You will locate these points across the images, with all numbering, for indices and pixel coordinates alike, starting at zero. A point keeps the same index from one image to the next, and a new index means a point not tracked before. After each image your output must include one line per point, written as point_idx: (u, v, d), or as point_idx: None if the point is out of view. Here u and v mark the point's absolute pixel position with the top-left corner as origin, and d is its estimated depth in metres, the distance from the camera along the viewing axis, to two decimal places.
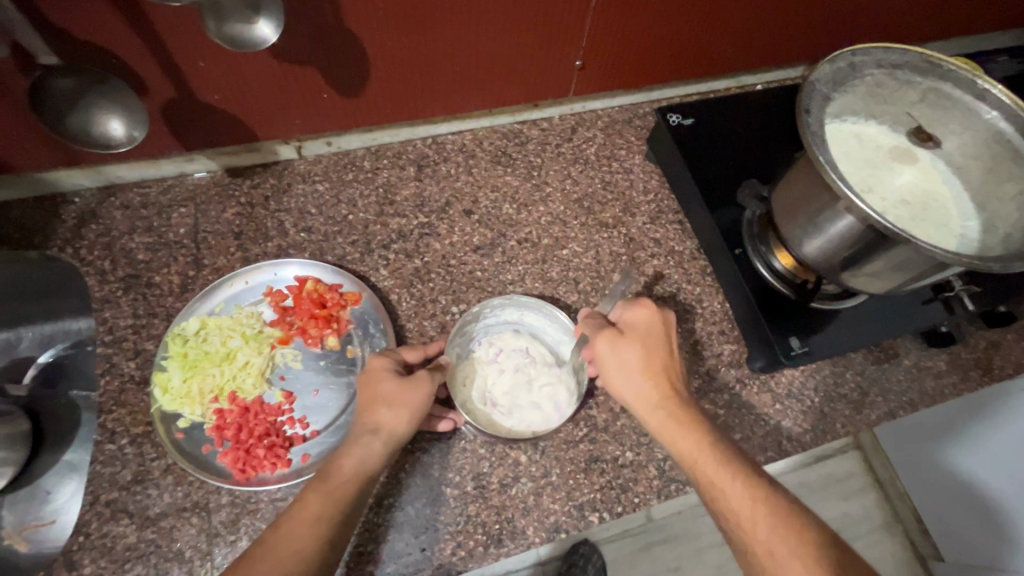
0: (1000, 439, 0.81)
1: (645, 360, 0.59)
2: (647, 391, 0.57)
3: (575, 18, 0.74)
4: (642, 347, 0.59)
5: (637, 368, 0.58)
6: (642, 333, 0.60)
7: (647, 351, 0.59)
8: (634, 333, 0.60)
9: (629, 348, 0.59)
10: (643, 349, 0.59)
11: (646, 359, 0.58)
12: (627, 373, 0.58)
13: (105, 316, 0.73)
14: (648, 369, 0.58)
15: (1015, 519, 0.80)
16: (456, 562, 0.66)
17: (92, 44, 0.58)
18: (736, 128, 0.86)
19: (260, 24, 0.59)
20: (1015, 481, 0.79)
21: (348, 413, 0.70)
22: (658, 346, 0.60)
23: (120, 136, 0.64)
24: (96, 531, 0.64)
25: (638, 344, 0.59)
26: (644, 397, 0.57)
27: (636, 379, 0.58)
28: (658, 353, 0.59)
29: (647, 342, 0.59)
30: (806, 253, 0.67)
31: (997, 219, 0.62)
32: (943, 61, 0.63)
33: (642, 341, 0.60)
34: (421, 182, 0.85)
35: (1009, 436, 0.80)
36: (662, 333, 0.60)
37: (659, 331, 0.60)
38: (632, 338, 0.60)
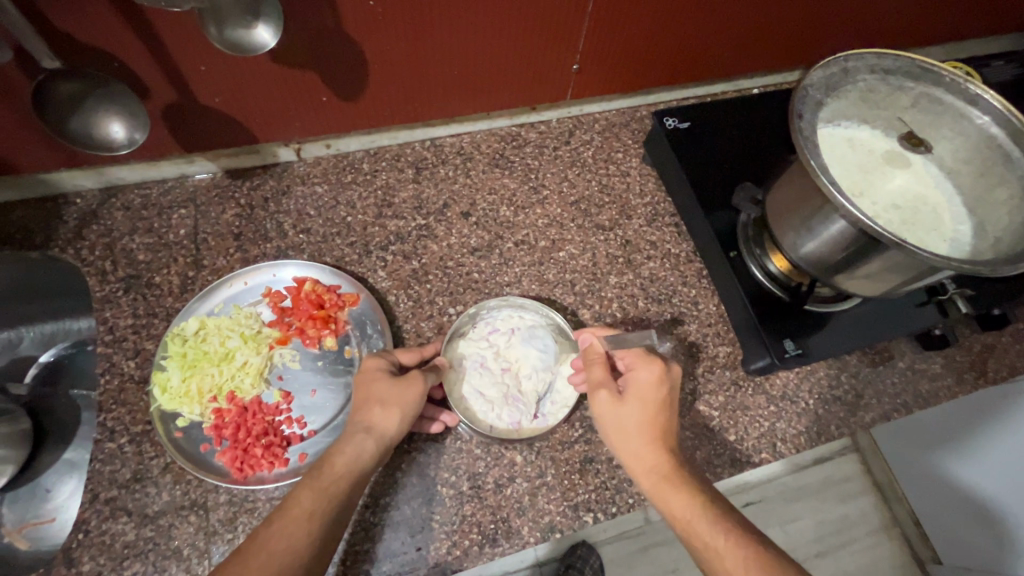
0: (998, 447, 0.81)
1: (645, 421, 0.58)
2: (644, 451, 0.56)
3: (572, 23, 0.74)
4: (643, 406, 0.58)
5: (635, 430, 0.57)
6: (646, 388, 0.59)
7: (648, 410, 0.58)
8: (637, 390, 0.59)
9: (630, 408, 0.59)
10: (643, 409, 0.58)
11: (645, 420, 0.58)
12: (625, 433, 0.58)
13: (105, 316, 0.74)
14: (649, 426, 0.57)
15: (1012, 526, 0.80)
16: (451, 561, 0.66)
17: (95, 48, 0.59)
18: (731, 132, 0.86)
19: (260, 29, 0.59)
20: (1013, 489, 0.79)
21: (345, 412, 0.70)
22: (662, 403, 0.59)
23: (121, 138, 0.64)
24: (95, 529, 0.65)
25: (639, 404, 0.59)
26: (640, 459, 0.56)
27: (631, 436, 0.57)
28: (660, 411, 0.58)
29: (649, 401, 0.59)
30: (800, 256, 0.68)
31: (988, 224, 0.63)
32: (934, 67, 0.63)
33: (644, 399, 0.59)
34: (420, 184, 0.86)
35: (1007, 443, 0.80)
36: (667, 393, 0.59)
37: (662, 391, 0.59)
38: (632, 399, 0.59)
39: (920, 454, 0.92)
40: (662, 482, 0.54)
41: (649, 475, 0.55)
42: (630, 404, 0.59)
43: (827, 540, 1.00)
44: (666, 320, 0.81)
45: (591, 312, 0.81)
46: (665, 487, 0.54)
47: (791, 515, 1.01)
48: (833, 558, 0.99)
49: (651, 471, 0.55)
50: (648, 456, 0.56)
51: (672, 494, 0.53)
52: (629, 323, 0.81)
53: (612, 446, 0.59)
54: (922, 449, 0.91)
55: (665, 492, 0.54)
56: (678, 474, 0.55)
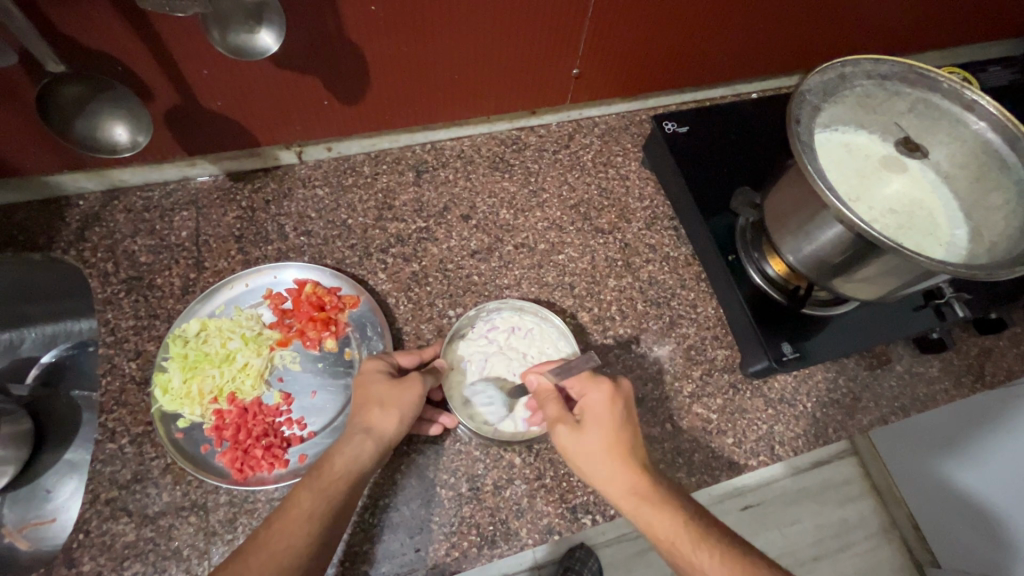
0: (999, 448, 0.82)
1: (609, 445, 0.57)
2: (614, 472, 0.55)
3: (571, 28, 0.75)
4: (602, 430, 0.57)
5: (602, 454, 0.56)
6: (600, 411, 0.59)
7: (607, 433, 0.57)
8: (593, 415, 0.58)
9: (590, 434, 0.57)
10: (604, 432, 0.57)
11: (609, 442, 0.57)
12: (591, 462, 0.56)
13: (107, 317, 0.74)
14: (614, 450, 0.56)
15: (1012, 526, 0.80)
16: (450, 563, 0.67)
17: (99, 51, 0.59)
18: (730, 136, 0.87)
19: (263, 34, 0.60)
20: (1013, 488, 0.80)
21: (345, 414, 0.71)
22: (620, 423, 0.58)
23: (125, 141, 0.64)
24: (96, 529, 0.65)
25: (598, 426, 0.58)
26: (614, 484, 0.55)
27: (598, 460, 0.56)
28: (621, 432, 0.58)
29: (606, 423, 0.58)
30: (798, 260, 0.68)
31: (985, 227, 0.63)
32: (931, 72, 0.65)
33: (601, 422, 0.58)
34: (420, 187, 0.86)
35: (1007, 444, 0.81)
36: (623, 410, 0.59)
37: (621, 411, 0.59)
38: (591, 424, 0.58)
39: (920, 455, 0.93)
40: (641, 504, 0.53)
41: (628, 492, 0.54)
42: (590, 430, 0.58)
43: (826, 544, 1.01)
44: (665, 323, 0.82)
45: (590, 314, 0.81)
46: (645, 505, 0.53)
47: (791, 517, 1.02)
48: (830, 561, 1.00)
49: (628, 493, 0.54)
50: (619, 478, 0.55)
51: (654, 514, 0.53)
52: (628, 326, 0.81)
53: (582, 475, 0.58)
54: (924, 452, 0.92)
55: (646, 514, 0.53)
56: (652, 493, 0.54)
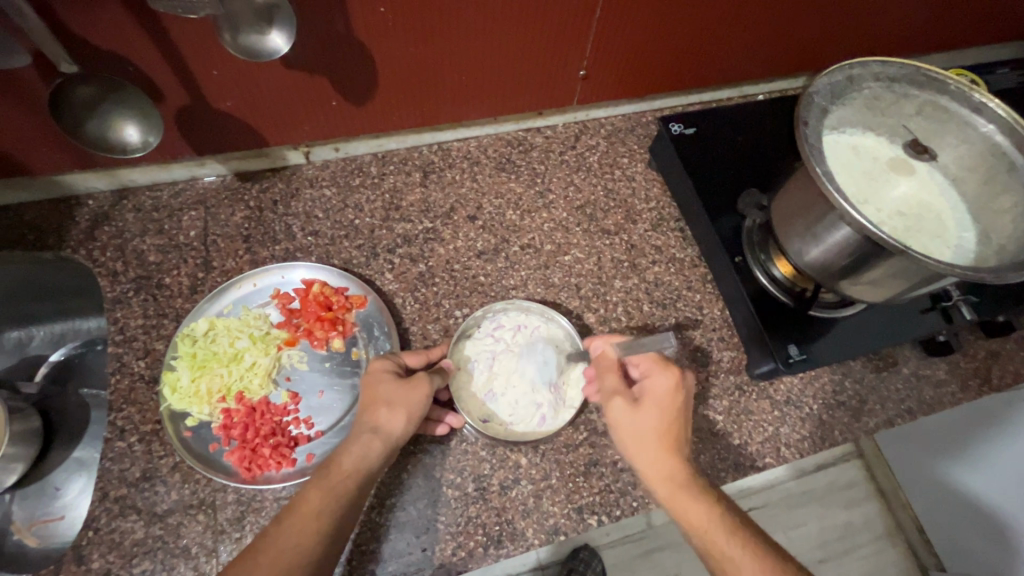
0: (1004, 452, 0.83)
1: (662, 431, 0.57)
2: (662, 454, 0.56)
3: (579, 30, 0.75)
4: (662, 414, 0.58)
5: (652, 437, 0.57)
6: (666, 394, 0.59)
7: (665, 419, 0.58)
8: (657, 396, 0.59)
9: (648, 414, 0.58)
10: (659, 419, 0.58)
11: (665, 427, 0.57)
12: (640, 441, 0.57)
13: (116, 316, 0.74)
14: (665, 438, 0.57)
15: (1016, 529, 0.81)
16: (456, 562, 0.67)
17: (111, 53, 0.60)
18: (737, 138, 0.87)
19: (273, 35, 0.60)
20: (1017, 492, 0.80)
21: (352, 413, 0.71)
22: (679, 413, 0.59)
23: (136, 141, 0.66)
24: (105, 526, 0.65)
25: (659, 409, 0.58)
26: (654, 466, 0.56)
27: (649, 437, 0.57)
28: (678, 421, 0.58)
29: (666, 409, 0.58)
30: (804, 262, 0.68)
31: (992, 230, 0.63)
32: (939, 74, 0.65)
33: (660, 408, 0.58)
34: (427, 188, 0.87)
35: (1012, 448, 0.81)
36: (682, 400, 0.59)
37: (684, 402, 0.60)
38: (648, 407, 0.59)
39: (924, 457, 0.93)
40: (679, 491, 0.54)
41: (671, 473, 0.55)
42: (649, 412, 0.58)
43: (831, 546, 1.01)
44: (671, 324, 0.82)
45: (597, 315, 0.81)
46: (685, 491, 0.54)
47: (795, 520, 1.01)
48: (836, 563, 1.00)
49: (668, 479, 0.55)
50: (666, 460, 0.56)
51: (691, 503, 0.54)
52: (634, 327, 0.81)
53: (624, 450, 0.59)
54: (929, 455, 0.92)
55: (681, 501, 0.54)
56: (691, 482, 0.55)
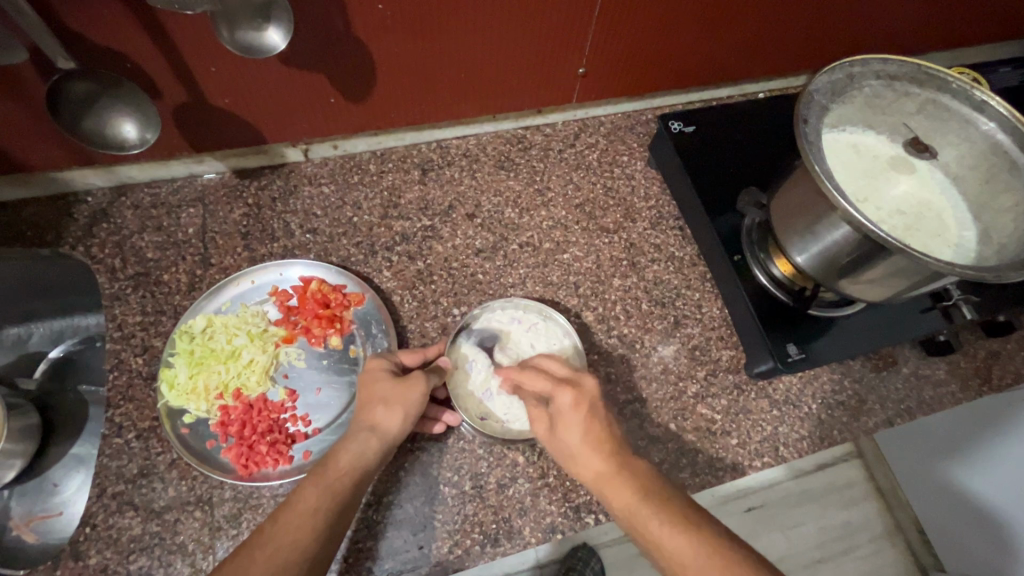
0: (1002, 453, 0.82)
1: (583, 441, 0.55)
2: (585, 461, 0.55)
3: (576, 26, 0.75)
4: (579, 418, 0.57)
5: (576, 450, 0.56)
6: (571, 405, 0.58)
7: (579, 431, 0.56)
8: (562, 410, 0.58)
9: (568, 423, 0.57)
10: (575, 432, 0.56)
11: (580, 441, 0.56)
12: (570, 460, 0.56)
13: (115, 313, 0.74)
14: (587, 447, 0.55)
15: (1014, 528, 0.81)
16: (453, 560, 0.67)
17: (107, 48, 0.60)
18: (737, 136, 0.86)
19: (271, 31, 0.60)
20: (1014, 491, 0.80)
21: (350, 411, 0.71)
22: (592, 420, 0.57)
23: (132, 138, 0.65)
24: (103, 523, 0.66)
25: (573, 415, 0.57)
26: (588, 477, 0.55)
27: (570, 453, 0.56)
28: (596, 428, 0.56)
29: (576, 422, 0.57)
30: (804, 261, 0.68)
31: (993, 229, 0.63)
32: (940, 73, 0.64)
33: (571, 422, 0.57)
34: (425, 185, 0.87)
35: (1010, 449, 0.81)
36: (589, 407, 0.57)
37: (595, 399, 0.59)
38: (562, 426, 0.57)
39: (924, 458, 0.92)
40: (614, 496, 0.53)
41: (594, 476, 0.54)
42: (563, 431, 0.57)
43: (828, 546, 1.01)
44: (670, 323, 0.82)
45: (595, 314, 0.81)
46: (606, 485, 0.53)
47: (793, 520, 1.01)
48: (834, 564, 1.00)
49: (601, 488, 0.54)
50: (589, 464, 0.55)
51: (627, 504, 0.52)
52: (632, 325, 0.81)
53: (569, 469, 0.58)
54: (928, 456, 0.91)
55: (619, 506, 0.52)
56: (624, 483, 0.53)
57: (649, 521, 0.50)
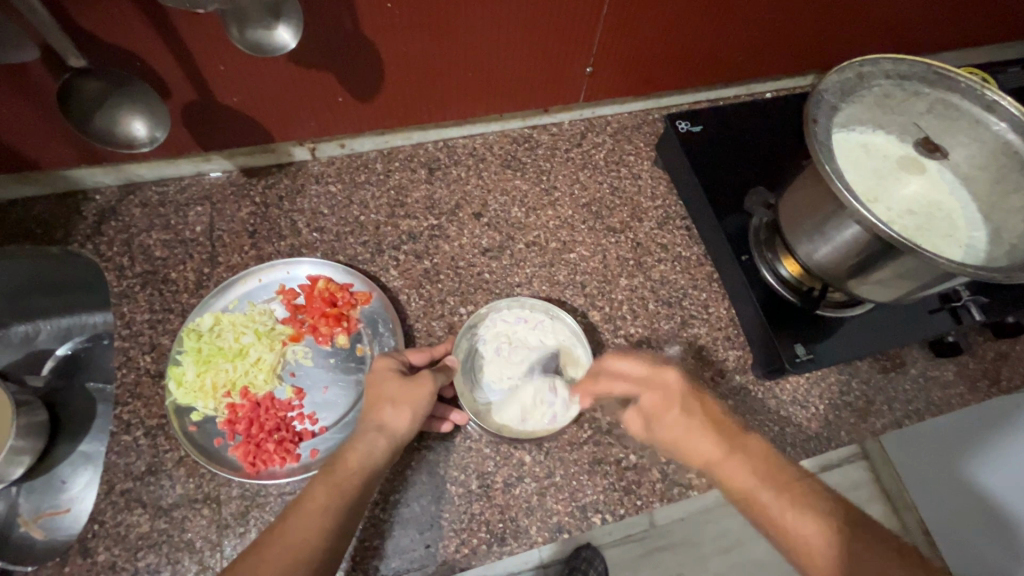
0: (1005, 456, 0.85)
1: (689, 429, 0.59)
2: (690, 453, 0.59)
3: (586, 25, 0.75)
4: (673, 411, 0.60)
5: (686, 437, 0.58)
6: (661, 404, 0.61)
7: (685, 421, 0.59)
8: (657, 412, 0.61)
9: (667, 417, 0.60)
10: (678, 423, 0.59)
11: (688, 435, 0.58)
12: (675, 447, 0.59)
13: (123, 310, 0.75)
14: (693, 436, 0.58)
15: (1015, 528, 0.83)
16: (460, 559, 0.67)
17: (119, 48, 0.60)
18: (744, 135, 0.86)
19: (281, 30, 0.60)
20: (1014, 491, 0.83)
21: (356, 409, 0.71)
22: (692, 409, 0.60)
23: (143, 136, 0.64)
24: (111, 520, 0.66)
25: (672, 410, 0.60)
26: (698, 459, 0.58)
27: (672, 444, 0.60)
28: (698, 417, 0.60)
29: (676, 413, 0.60)
30: (813, 261, 0.67)
31: (1003, 229, 0.63)
32: (951, 72, 0.64)
33: (664, 417, 0.61)
34: (432, 184, 0.87)
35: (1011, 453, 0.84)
36: (680, 399, 0.61)
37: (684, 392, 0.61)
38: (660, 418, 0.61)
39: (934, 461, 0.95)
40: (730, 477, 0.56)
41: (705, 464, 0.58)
42: (666, 424, 0.60)
43: None
44: (677, 323, 0.81)
45: (601, 314, 0.81)
46: (722, 470, 0.57)
47: None
48: None
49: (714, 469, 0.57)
50: (700, 455, 0.58)
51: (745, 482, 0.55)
52: (639, 325, 0.81)
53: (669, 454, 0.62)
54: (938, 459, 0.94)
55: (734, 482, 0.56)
56: (738, 466, 0.56)
57: (774, 507, 0.53)
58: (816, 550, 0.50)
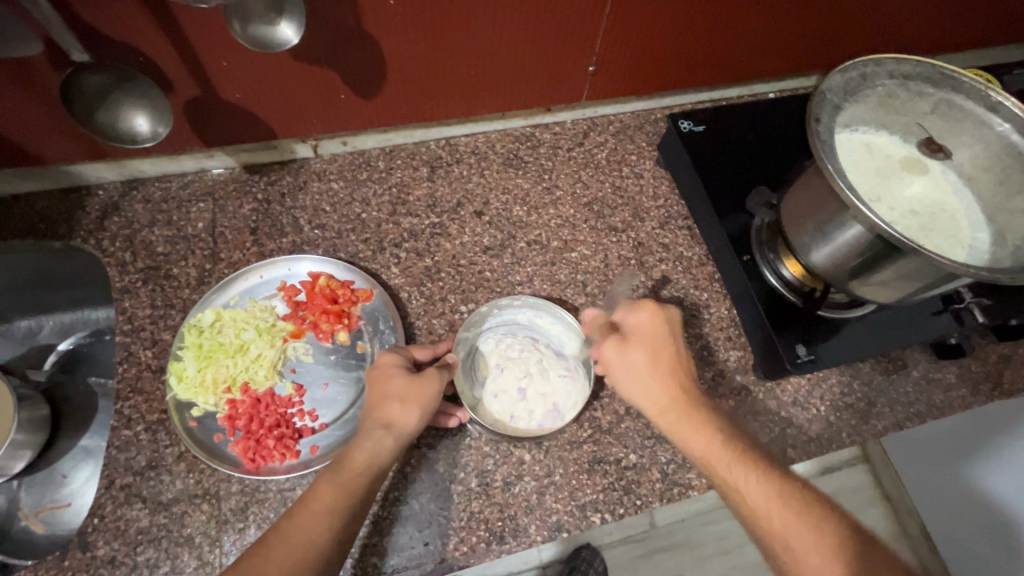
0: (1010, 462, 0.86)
1: (657, 358, 0.63)
2: (656, 413, 0.62)
3: (589, 24, 0.75)
4: (648, 347, 0.63)
5: (649, 363, 0.62)
6: (640, 333, 0.65)
7: (658, 348, 0.63)
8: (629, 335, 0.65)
9: (634, 351, 0.64)
10: (649, 349, 0.63)
11: (655, 356, 0.63)
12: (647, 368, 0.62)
13: (124, 306, 0.75)
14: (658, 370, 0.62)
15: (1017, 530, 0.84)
16: (458, 557, 0.67)
17: (121, 43, 0.60)
18: (746, 135, 0.86)
19: (283, 26, 0.60)
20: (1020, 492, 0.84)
21: (357, 406, 0.71)
22: (670, 342, 0.64)
23: (145, 132, 0.66)
24: (110, 514, 0.66)
25: (641, 345, 0.64)
26: (660, 388, 0.61)
27: (639, 397, 0.62)
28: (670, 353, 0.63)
29: (652, 343, 0.64)
30: (816, 262, 0.67)
31: (1008, 231, 0.62)
32: (955, 72, 0.64)
33: (644, 342, 0.64)
34: (434, 182, 0.87)
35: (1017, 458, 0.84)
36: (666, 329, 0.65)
37: (663, 332, 0.64)
38: (635, 343, 0.64)
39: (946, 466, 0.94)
40: (680, 424, 0.60)
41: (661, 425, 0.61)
42: (636, 348, 0.63)
43: None
44: (678, 322, 0.81)
45: (602, 313, 0.81)
46: (677, 428, 0.60)
47: None
48: None
49: (668, 405, 0.61)
50: (660, 397, 0.61)
51: (689, 432, 0.59)
52: None
53: (624, 387, 0.64)
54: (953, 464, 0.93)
55: (683, 433, 0.59)
56: (693, 415, 0.60)
57: (725, 470, 0.56)
58: (763, 513, 0.53)
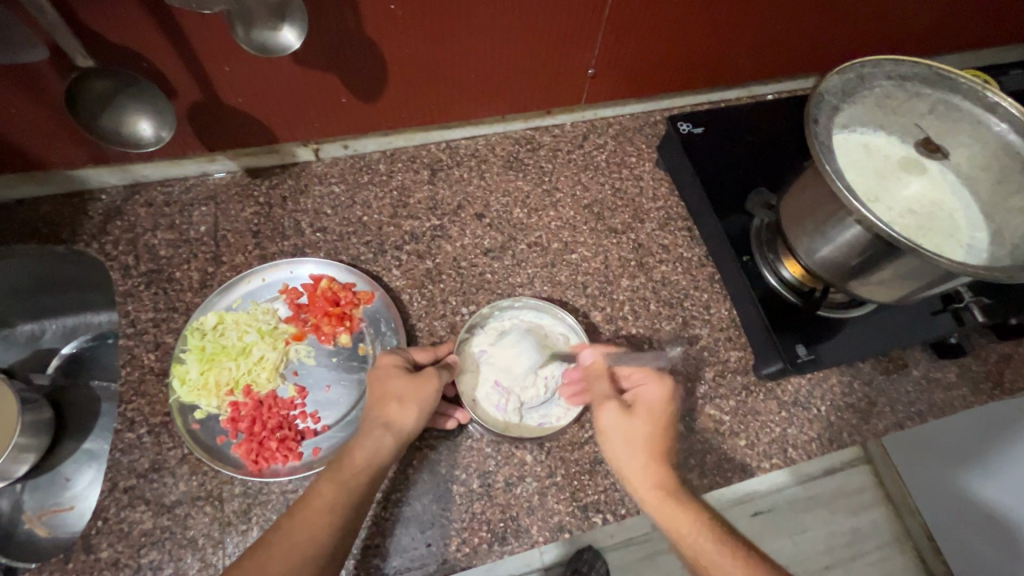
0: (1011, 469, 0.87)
1: (652, 437, 0.60)
2: (647, 486, 0.58)
3: (587, 28, 0.75)
4: (649, 421, 0.60)
5: (643, 443, 0.59)
6: (645, 408, 0.61)
7: (655, 425, 0.60)
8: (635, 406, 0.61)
9: (638, 422, 0.60)
10: (648, 425, 0.60)
11: (652, 434, 0.60)
12: (630, 448, 0.59)
13: (127, 309, 0.75)
14: (653, 449, 0.59)
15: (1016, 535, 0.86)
16: (461, 558, 0.67)
17: (126, 48, 0.61)
18: (745, 137, 0.86)
19: (285, 31, 0.61)
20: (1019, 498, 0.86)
21: (358, 408, 0.71)
22: (664, 422, 0.61)
23: (149, 136, 0.66)
24: (114, 516, 0.66)
25: (646, 422, 0.60)
26: (645, 472, 0.58)
27: (635, 472, 0.59)
28: (662, 431, 0.60)
29: (658, 418, 0.61)
30: (814, 261, 0.67)
31: (1005, 229, 0.62)
32: (951, 73, 0.65)
33: (651, 415, 0.61)
34: (434, 185, 0.87)
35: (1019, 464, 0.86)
36: (673, 410, 0.61)
37: (668, 406, 0.61)
38: (639, 416, 0.61)
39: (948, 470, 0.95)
40: (667, 499, 0.56)
41: (649, 505, 0.58)
42: (636, 420, 0.60)
43: (837, 552, 1.04)
44: (678, 323, 0.82)
45: (603, 314, 0.81)
46: (659, 505, 0.56)
47: (799, 525, 1.05)
48: (842, 569, 1.03)
49: (655, 486, 0.57)
50: (650, 479, 0.58)
51: (675, 507, 0.56)
52: (640, 326, 0.81)
53: (613, 456, 0.61)
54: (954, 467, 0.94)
55: (669, 509, 0.56)
56: (679, 490, 0.57)
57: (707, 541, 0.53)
58: None
